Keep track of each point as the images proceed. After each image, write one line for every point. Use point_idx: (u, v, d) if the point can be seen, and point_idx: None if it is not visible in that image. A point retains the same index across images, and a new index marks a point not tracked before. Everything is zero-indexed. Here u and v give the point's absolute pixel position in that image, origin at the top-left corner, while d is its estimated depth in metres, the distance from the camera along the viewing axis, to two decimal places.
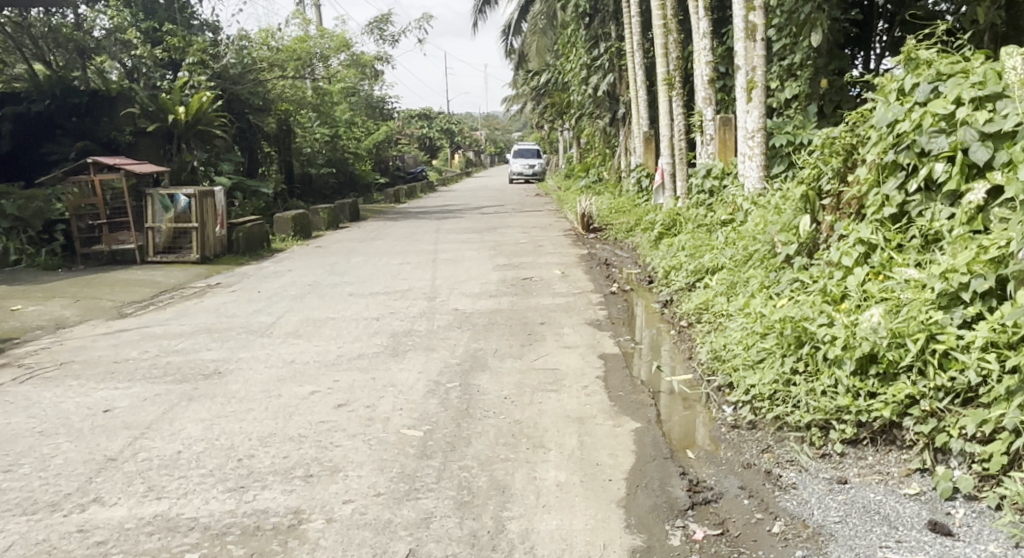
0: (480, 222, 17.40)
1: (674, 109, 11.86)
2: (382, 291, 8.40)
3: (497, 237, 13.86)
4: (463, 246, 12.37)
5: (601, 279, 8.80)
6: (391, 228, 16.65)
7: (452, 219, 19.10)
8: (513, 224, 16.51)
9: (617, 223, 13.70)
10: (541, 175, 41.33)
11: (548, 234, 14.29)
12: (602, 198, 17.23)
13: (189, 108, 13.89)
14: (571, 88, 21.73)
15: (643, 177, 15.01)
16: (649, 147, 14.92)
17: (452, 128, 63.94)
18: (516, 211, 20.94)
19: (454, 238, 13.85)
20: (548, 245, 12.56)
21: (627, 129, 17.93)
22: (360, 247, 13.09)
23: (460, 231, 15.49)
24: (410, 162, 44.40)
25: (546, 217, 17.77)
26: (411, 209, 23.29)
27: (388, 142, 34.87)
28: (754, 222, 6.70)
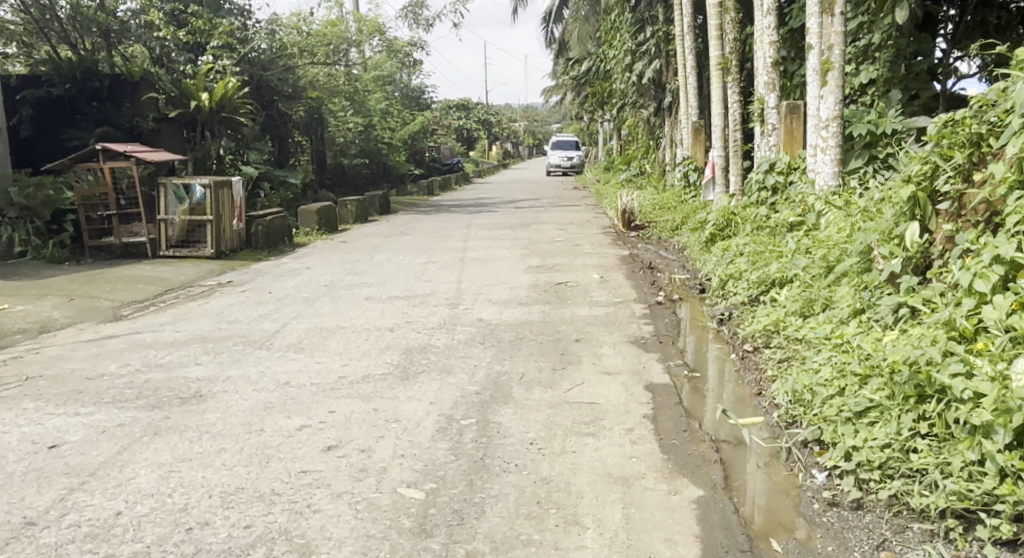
0: (514, 217, 16.62)
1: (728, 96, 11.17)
2: (401, 296, 7.65)
3: (531, 234, 13.05)
4: (495, 244, 11.59)
5: (644, 286, 7.97)
6: (421, 222, 15.92)
7: (486, 213, 18.32)
8: (549, 220, 15.68)
9: (661, 220, 12.82)
10: (580, 167, 40.38)
11: (586, 232, 13.46)
12: (645, 193, 16.34)
13: (212, 95, 13.21)
14: (613, 76, 20.81)
15: (691, 171, 14.07)
16: (697, 139, 14.00)
17: (490, 118, 63.13)
18: (553, 205, 20.12)
19: (487, 235, 13.08)
20: (585, 244, 11.72)
21: (674, 119, 16.97)
22: (386, 242, 12.37)
23: (493, 226, 14.71)
24: (445, 153, 43.70)
25: (584, 213, 16.93)
26: (444, 201, 22.55)
27: (424, 131, 34.16)
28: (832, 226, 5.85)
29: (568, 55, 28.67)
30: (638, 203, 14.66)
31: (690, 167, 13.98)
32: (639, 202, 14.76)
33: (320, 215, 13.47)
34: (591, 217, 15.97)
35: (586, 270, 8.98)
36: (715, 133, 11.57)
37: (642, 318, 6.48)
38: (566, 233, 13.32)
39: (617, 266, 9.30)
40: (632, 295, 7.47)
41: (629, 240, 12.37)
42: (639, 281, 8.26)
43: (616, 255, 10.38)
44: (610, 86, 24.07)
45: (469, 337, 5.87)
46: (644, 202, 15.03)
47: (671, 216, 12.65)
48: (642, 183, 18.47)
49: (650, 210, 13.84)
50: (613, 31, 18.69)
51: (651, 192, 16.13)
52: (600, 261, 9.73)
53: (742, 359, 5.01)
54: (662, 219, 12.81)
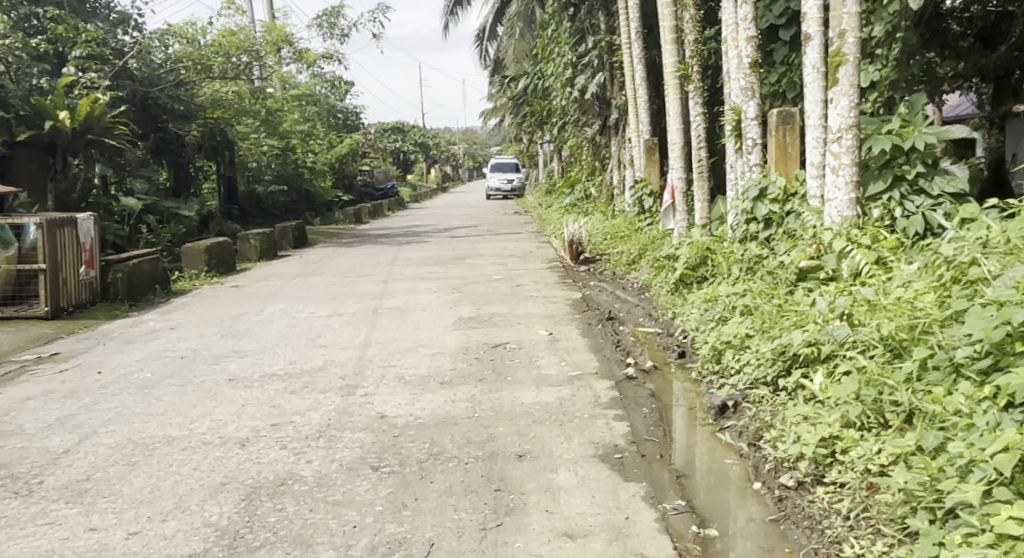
0: (445, 249, 14.70)
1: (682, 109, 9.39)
2: (278, 375, 5.65)
3: (464, 272, 11.13)
4: (419, 287, 9.65)
5: (606, 347, 6.04)
6: (337, 258, 13.87)
7: (416, 244, 16.44)
8: (487, 252, 13.80)
9: (613, 251, 11.07)
10: (520, 191, 38.76)
11: (527, 266, 11.66)
12: (592, 219, 14.62)
13: (75, 114, 11.40)
14: (553, 93, 19.08)
15: (646, 196, 12.18)
16: (650, 159, 12.28)
17: (428, 141, 61.24)
18: (490, 234, 18.27)
19: (412, 273, 11.15)
20: (527, 284, 9.84)
21: (622, 138, 15.20)
22: (288, 287, 10.32)
23: (420, 262, 12.74)
24: (379, 177, 41.64)
25: (525, 244, 15.09)
26: (371, 231, 20.51)
27: (353, 155, 32.13)
28: (895, 294, 3.98)
29: (503, 73, 26.94)
30: (586, 233, 12.86)
31: (644, 192, 12.23)
32: (586, 231, 12.92)
33: (208, 253, 11.44)
34: (533, 248, 14.14)
35: (529, 324, 7.09)
36: (672, 152, 9.76)
37: (607, 407, 4.53)
38: (505, 268, 11.45)
39: (569, 316, 7.40)
40: (593, 366, 5.53)
41: (580, 277, 10.51)
42: (596, 339, 6.34)
43: (567, 299, 8.46)
44: (550, 104, 22.37)
45: (358, 455, 3.93)
46: (592, 231, 13.22)
47: (626, 249, 10.84)
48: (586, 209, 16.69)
49: (601, 241, 12.03)
50: (551, 44, 16.96)
51: (600, 219, 14.32)
52: (547, 310, 7.84)
53: (778, 499, 3.12)
54: (617, 251, 10.98)
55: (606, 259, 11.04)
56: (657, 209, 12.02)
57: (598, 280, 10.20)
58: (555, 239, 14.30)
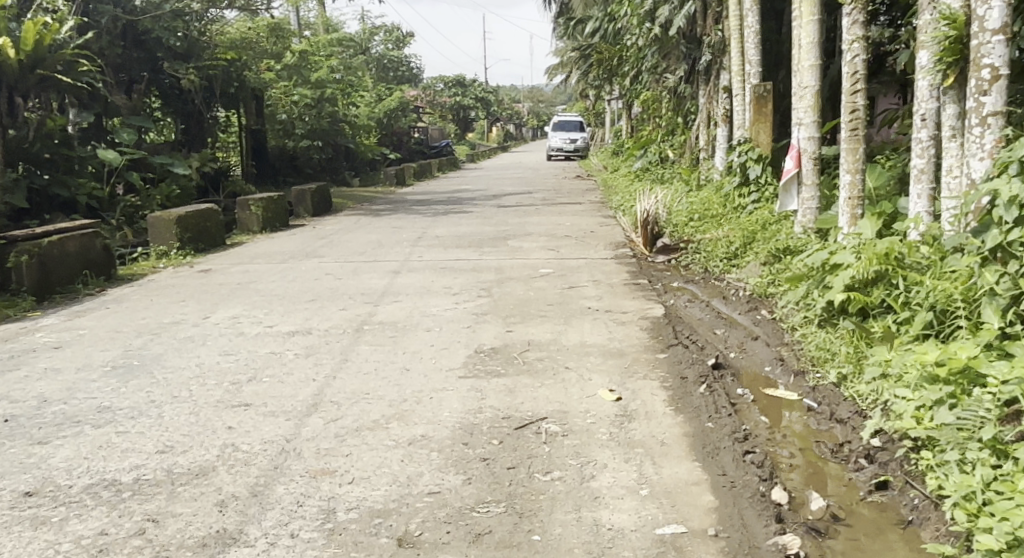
0: (490, 225, 12.06)
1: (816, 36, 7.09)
2: (114, 490, 3.03)
3: (502, 263, 8.47)
4: (437, 288, 7.02)
5: (725, 449, 3.27)
6: (356, 232, 11.35)
7: (457, 216, 13.89)
8: (539, 231, 11.07)
9: (706, 241, 8.38)
10: (584, 152, 35.81)
11: (587, 254, 9.00)
12: (671, 189, 11.81)
13: (22, 43, 9.06)
14: (627, 36, 16.15)
15: (749, 162, 9.27)
16: (760, 112, 9.25)
17: (489, 98, 58.32)
18: (545, 204, 15.61)
19: (436, 260, 8.57)
20: (587, 287, 7.13)
21: (717, 85, 12.24)
22: (268, 275, 7.77)
23: (452, 242, 10.10)
24: (434, 135, 39.06)
25: (587, 220, 12.36)
26: (412, 196, 18.01)
27: (403, 110, 29.59)
28: None
29: (570, 17, 23.95)
30: (666, 211, 10.08)
31: (750, 157, 9.27)
32: (667, 206, 10.09)
33: (182, 223, 8.88)
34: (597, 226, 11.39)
35: (584, 378, 4.38)
36: (801, 99, 7.31)
37: None
38: (559, 259, 8.74)
39: (650, 362, 4.63)
40: (707, 514, 2.77)
41: (665, 276, 7.77)
42: (700, 426, 3.54)
43: (644, 322, 5.71)
44: (623, 52, 19.43)
45: None
46: (675, 206, 10.39)
47: (728, 238, 8.07)
48: (663, 179, 13.86)
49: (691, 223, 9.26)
50: None
51: (683, 191, 11.46)
52: (614, 343, 5.11)
53: None
54: (716, 239, 8.28)
55: (700, 250, 8.34)
56: (766, 179, 9.10)
57: (688, 284, 7.43)
58: (625, 214, 11.55)
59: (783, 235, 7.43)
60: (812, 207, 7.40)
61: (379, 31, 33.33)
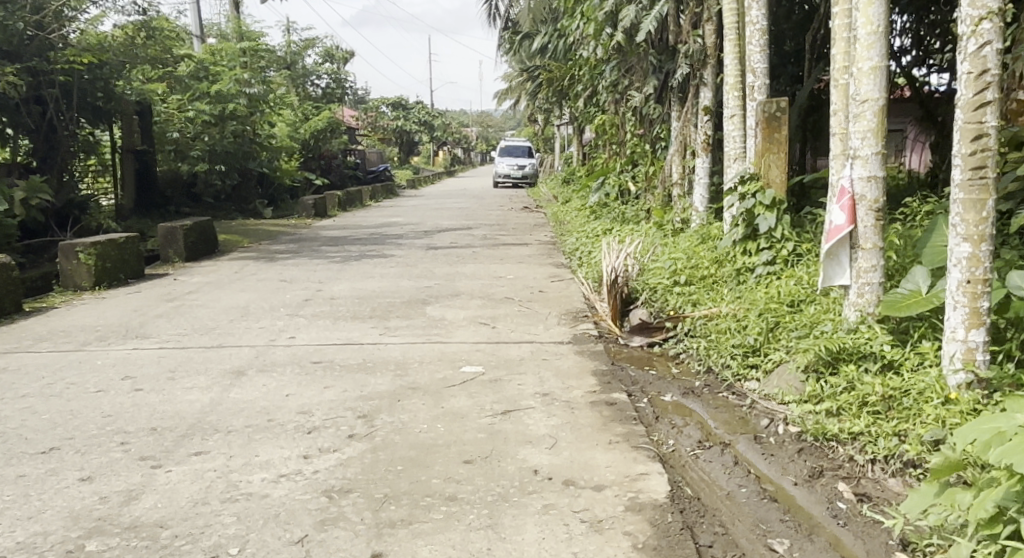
0: (408, 280, 9.37)
1: (881, 20, 4.63)
2: None
3: (407, 353, 5.76)
4: (284, 418, 4.30)
5: None
6: (225, 290, 8.55)
7: (372, 263, 11.16)
8: (469, 291, 8.40)
9: (710, 324, 5.83)
10: (532, 178, 33.32)
11: (534, 337, 6.34)
12: (643, 236, 9.23)
13: None
14: (582, 48, 13.64)
15: (756, 207, 6.53)
16: (770, 140, 6.61)
17: (435, 121, 55.77)
18: (484, 246, 12.99)
19: (309, 350, 5.83)
20: (531, 412, 4.46)
21: (694, 103, 9.59)
22: (34, 378, 5.01)
23: (346, 310, 7.35)
24: (373, 158, 36.29)
25: (534, 273, 9.74)
26: (327, 232, 15.22)
27: (333, 131, 26.90)
28: None
29: (516, 29, 21.38)
30: (640, 271, 7.51)
31: (763, 198, 6.53)
32: (640, 264, 7.44)
33: None
34: (547, 284, 8.78)
35: None
36: (858, 117, 4.73)
37: None
38: (493, 345, 6.07)
39: None
40: None
41: (653, 384, 5.17)
42: None
43: (642, 532, 3.06)
44: (576, 68, 16.90)
45: None
46: (651, 258, 7.83)
47: (742, 324, 5.51)
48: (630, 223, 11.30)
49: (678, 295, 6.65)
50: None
51: (659, 239, 8.97)
52: None
53: None
54: (721, 325, 5.67)
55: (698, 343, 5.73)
56: (782, 233, 6.42)
57: (687, 401, 4.84)
58: (586, 272, 8.99)
59: (829, 329, 4.87)
60: (873, 281, 4.84)
61: (309, 46, 30.66)
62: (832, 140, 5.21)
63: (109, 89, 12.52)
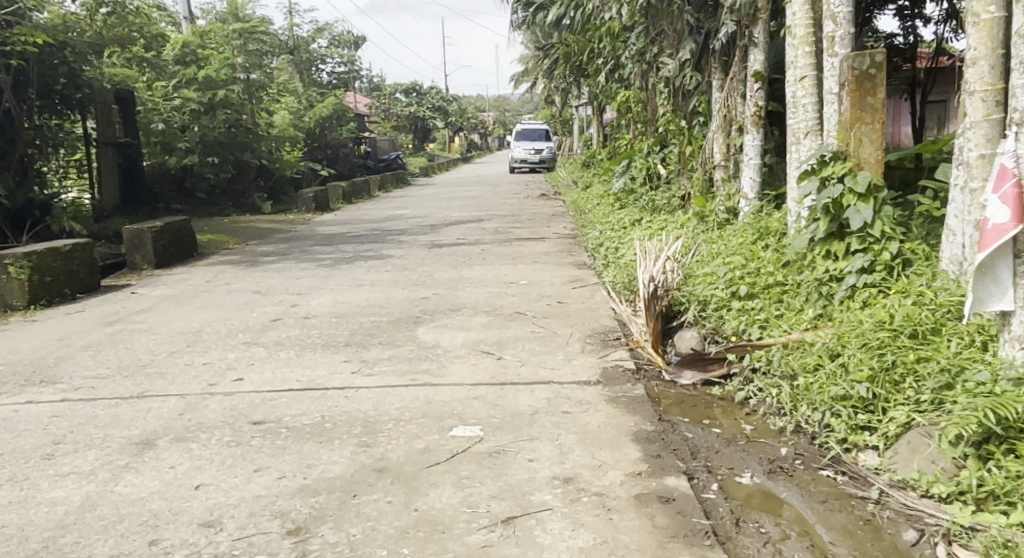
0: (405, 288, 7.92)
1: None
2: None
3: (380, 404, 4.29)
4: (172, 541, 2.87)
5: None
6: (182, 305, 7.16)
7: (364, 265, 9.71)
8: (473, 304, 6.92)
9: (794, 358, 4.30)
10: (550, 163, 31.76)
11: (549, 373, 4.84)
12: (680, 231, 7.72)
13: None
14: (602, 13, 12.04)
15: (846, 193, 4.91)
16: (863, 106, 5.04)
17: (450, 106, 54.24)
18: (496, 242, 11.49)
19: (247, 399, 4.37)
20: (547, 518, 2.99)
21: (742, 68, 7.95)
22: None
23: (318, 334, 5.88)
24: (384, 146, 34.83)
25: (552, 278, 8.27)
26: (323, 229, 13.79)
27: (338, 118, 25.53)
28: None
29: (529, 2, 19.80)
30: (683, 280, 6.00)
31: (856, 179, 4.88)
32: (683, 272, 5.92)
33: None
34: (567, 294, 7.29)
35: None
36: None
37: None
38: (499, 387, 4.57)
39: None
40: None
41: (721, 454, 3.69)
42: None
43: None
44: (596, 40, 15.31)
45: None
46: (695, 263, 6.31)
47: (840, 362, 4.01)
48: (664, 218, 9.74)
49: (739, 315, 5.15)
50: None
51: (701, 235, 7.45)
52: None
53: None
54: (810, 361, 4.16)
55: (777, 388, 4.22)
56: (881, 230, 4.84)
57: (774, 484, 3.37)
58: (614, 279, 7.51)
59: (985, 379, 3.36)
60: None
61: (313, 29, 29.27)
62: (968, 100, 4.04)
63: (72, 73, 11.20)
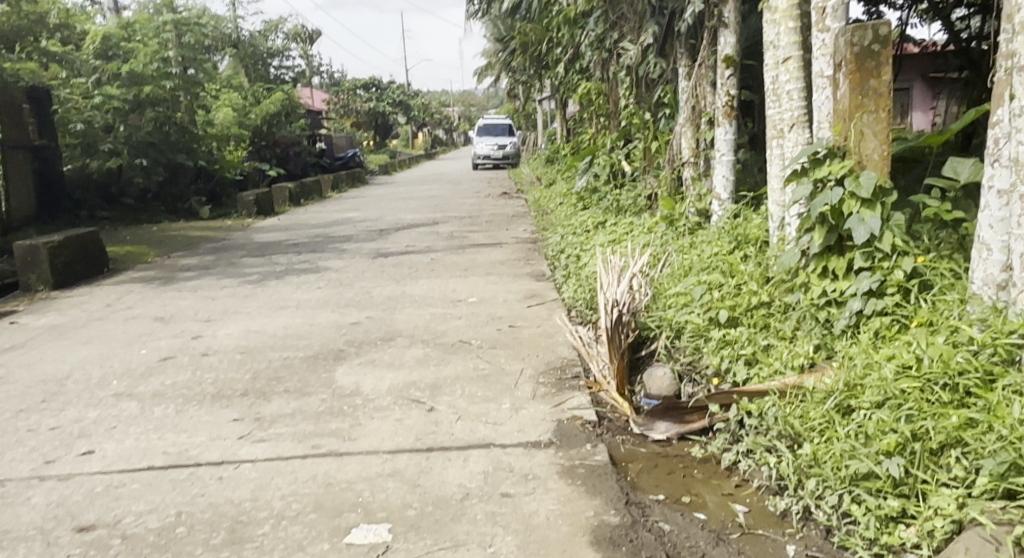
0: (334, 310, 6.90)
1: None
2: None
3: (262, 489, 3.30)
4: None
5: None
6: (61, 341, 6.13)
7: (295, 280, 8.69)
8: (408, 331, 5.92)
9: (791, 410, 3.34)
10: (514, 159, 30.73)
11: (489, 429, 3.88)
12: (649, 239, 6.80)
13: None
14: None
15: (850, 202, 3.91)
16: (864, 92, 4.09)
17: (412, 102, 53.00)
18: (447, 249, 10.49)
19: (87, 487, 3.39)
20: None
21: (712, 52, 7.01)
22: None
23: (212, 379, 4.85)
24: (343, 143, 33.63)
25: (504, 293, 7.30)
26: (261, 238, 12.72)
27: (289, 115, 24.40)
28: None
29: None
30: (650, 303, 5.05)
31: (859, 181, 3.90)
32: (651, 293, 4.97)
33: None
34: (521, 313, 6.31)
35: None
36: None
37: None
38: (423, 456, 3.57)
39: None
40: None
41: None
42: None
43: None
44: (554, 28, 14.34)
45: None
46: (663, 280, 5.36)
47: (857, 422, 3.05)
48: (631, 223, 8.82)
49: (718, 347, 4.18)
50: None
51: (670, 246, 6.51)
52: None
53: None
54: (817, 423, 3.18)
55: (777, 457, 3.24)
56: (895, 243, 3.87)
57: None
58: (574, 299, 6.55)
59: None
60: None
61: (265, 23, 28.13)
62: (1018, 79, 3.26)
63: None
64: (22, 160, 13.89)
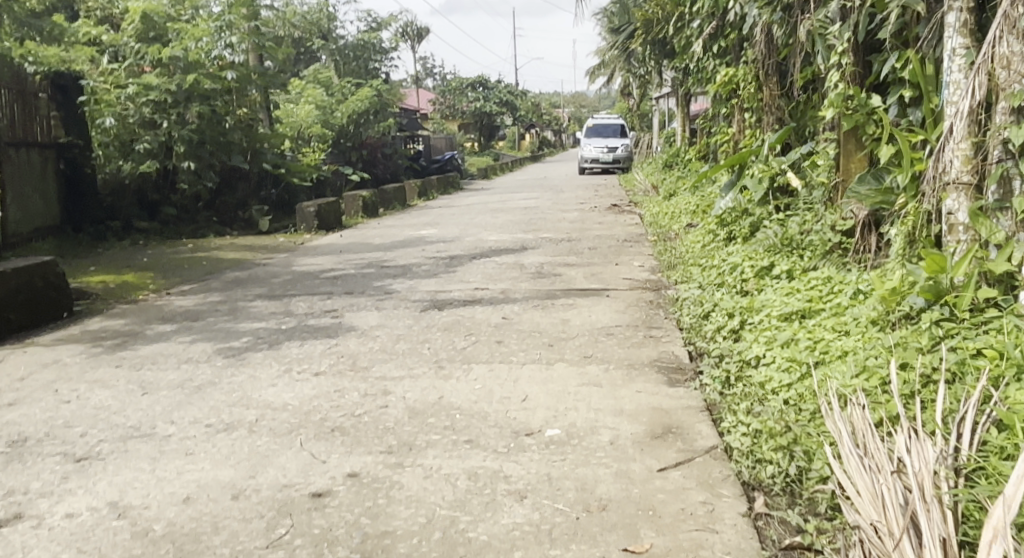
0: (304, 446, 3.81)
1: None
2: None
3: None
4: None
5: None
6: None
7: (290, 353, 5.66)
8: (406, 549, 2.80)
9: None
10: (625, 164, 27.30)
11: None
12: (926, 355, 3.61)
13: None
14: None
15: None
16: None
17: (520, 102, 50.09)
18: (532, 297, 7.34)
19: None
20: None
21: None
22: None
23: None
24: (440, 144, 30.85)
25: (611, 417, 4.11)
26: (299, 265, 9.85)
27: (376, 112, 21.67)
28: None
29: None
30: None
31: None
32: None
33: None
34: (646, 498, 3.14)
35: None
36: None
37: None
38: None
39: None
40: None
41: None
42: None
43: None
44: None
45: None
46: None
47: None
48: (832, 285, 5.45)
49: None
50: None
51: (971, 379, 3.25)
52: None
53: None
54: None
55: None
56: None
57: None
58: (758, 472, 3.28)
59: None
60: None
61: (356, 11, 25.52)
62: None
63: None
64: (39, 161, 11.40)
